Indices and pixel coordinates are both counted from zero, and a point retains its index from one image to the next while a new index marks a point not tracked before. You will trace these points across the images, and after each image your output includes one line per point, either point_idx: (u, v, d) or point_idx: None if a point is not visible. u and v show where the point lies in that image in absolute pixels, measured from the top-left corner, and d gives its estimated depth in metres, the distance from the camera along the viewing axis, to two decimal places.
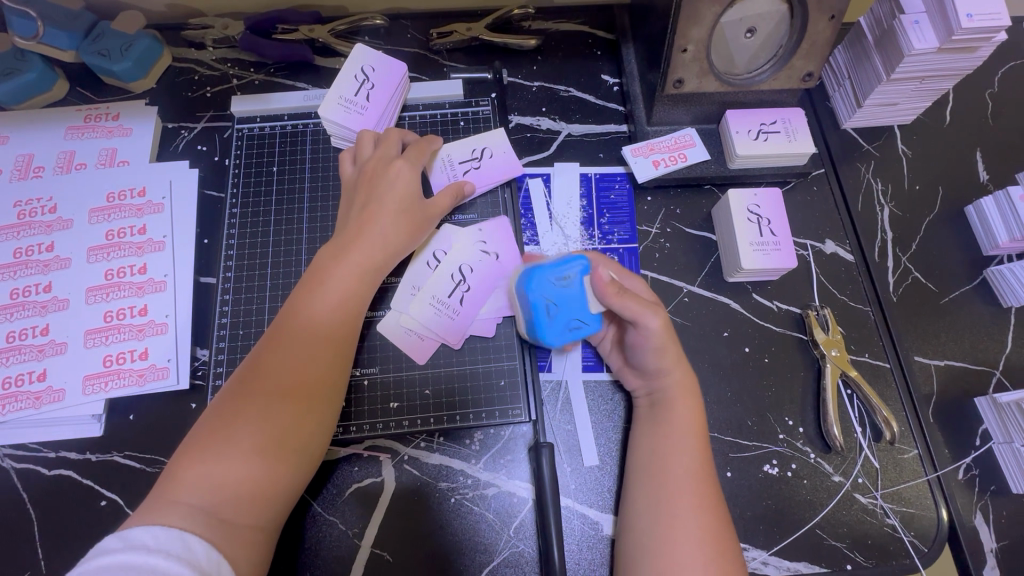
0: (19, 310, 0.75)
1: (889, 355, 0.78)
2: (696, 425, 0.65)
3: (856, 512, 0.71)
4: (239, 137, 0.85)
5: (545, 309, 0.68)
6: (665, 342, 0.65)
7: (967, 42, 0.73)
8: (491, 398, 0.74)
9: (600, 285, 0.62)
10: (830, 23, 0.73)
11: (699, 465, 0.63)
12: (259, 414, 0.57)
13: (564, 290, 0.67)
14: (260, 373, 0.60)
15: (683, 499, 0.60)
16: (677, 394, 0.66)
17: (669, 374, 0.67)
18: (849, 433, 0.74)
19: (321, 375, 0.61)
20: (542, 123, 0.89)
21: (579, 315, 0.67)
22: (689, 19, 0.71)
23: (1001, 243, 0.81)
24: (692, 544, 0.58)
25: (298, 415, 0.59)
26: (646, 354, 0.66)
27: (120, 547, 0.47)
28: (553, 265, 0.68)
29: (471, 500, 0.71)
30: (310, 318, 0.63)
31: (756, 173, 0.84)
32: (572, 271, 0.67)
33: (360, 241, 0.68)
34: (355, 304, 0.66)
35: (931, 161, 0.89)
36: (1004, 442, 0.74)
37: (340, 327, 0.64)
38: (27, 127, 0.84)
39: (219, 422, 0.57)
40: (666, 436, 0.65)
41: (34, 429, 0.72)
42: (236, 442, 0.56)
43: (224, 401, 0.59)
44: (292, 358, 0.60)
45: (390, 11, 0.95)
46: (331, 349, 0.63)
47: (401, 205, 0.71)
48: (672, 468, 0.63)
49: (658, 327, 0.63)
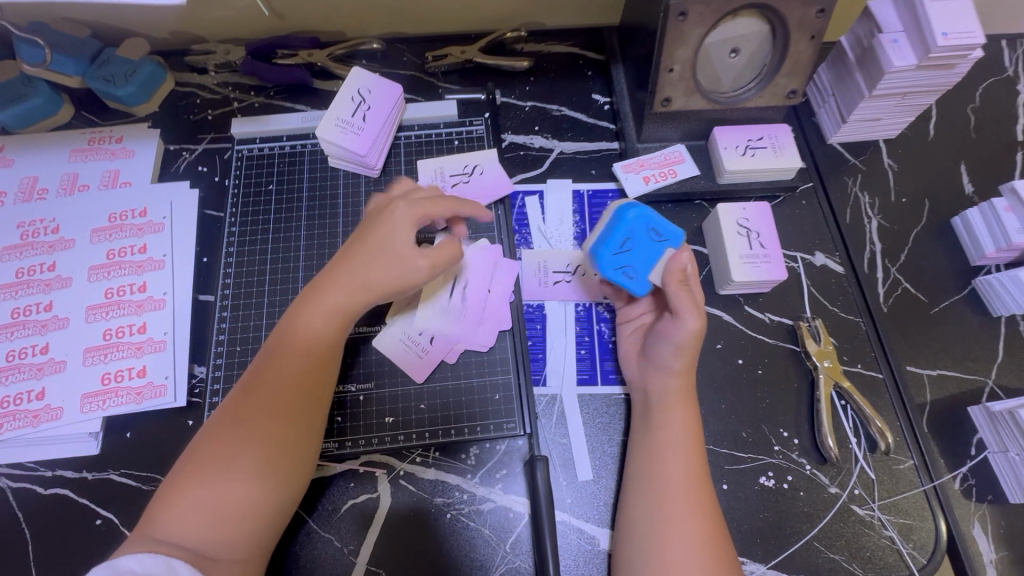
0: (20, 329, 0.76)
1: (881, 365, 0.78)
2: (689, 426, 0.66)
3: (854, 524, 0.71)
4: (239, 158, 0.87)
5: (619, 243, 0.70)
6: (689, 345, 0.67)
7: (945, 59, 0.75)
8: (486, 412, 0.74)
9: (671, 266, 0.67)
10: (810, 43, 0.75)
11: (696, 470, 0.63)
12: (239, 434, 0.59)
13: (645, 246, 0.70)
14: (246, 396, 0.61)
15: (680, 500, 0.61)
16: (681, 402, 0.67)
17: (674, 381, 0.68)
18: (844, 443, 0.74)
19: (296, 404, 0.61)
20: (535, 142, 0.92)
21: (636, 275, 0.70)
22: (674, 40, 0.74)
23: (988, 253, 0.83)
24: (690, 550, 0.58)
25: (271, 442, 0.59)
26: (664, 350, 0.69)
27: (104, 575, 0.47)
28: (659, 222, 0.70)
29: (467, 515, 0.70)
30: (284, 365, 0.63)
31: (744, 188, 0.86)
32: (663, 235, 0.70)
33: (342, 283, 0.65)
34: (335, 335, 0.65)
35: (916, 175, 0.91)
36: (999, 451, 0.73)
37: (320, 353, 0.64)
38: (33, 150, 0.86)
39: (200, 449, 0.58)
40: (661, 437, 0.66)
41: (31, 448, 0.72)
42: (212, 467, 0.57)
43: (207, 431, 0.60)
44: (267, 381, 0.62)
45: (387, 36, 0.99)
46: (309, 375, 0.63)
47: (394, 253, 0.65)
48: (669, 474, 0.63)
49: (694, 329, 0.67)
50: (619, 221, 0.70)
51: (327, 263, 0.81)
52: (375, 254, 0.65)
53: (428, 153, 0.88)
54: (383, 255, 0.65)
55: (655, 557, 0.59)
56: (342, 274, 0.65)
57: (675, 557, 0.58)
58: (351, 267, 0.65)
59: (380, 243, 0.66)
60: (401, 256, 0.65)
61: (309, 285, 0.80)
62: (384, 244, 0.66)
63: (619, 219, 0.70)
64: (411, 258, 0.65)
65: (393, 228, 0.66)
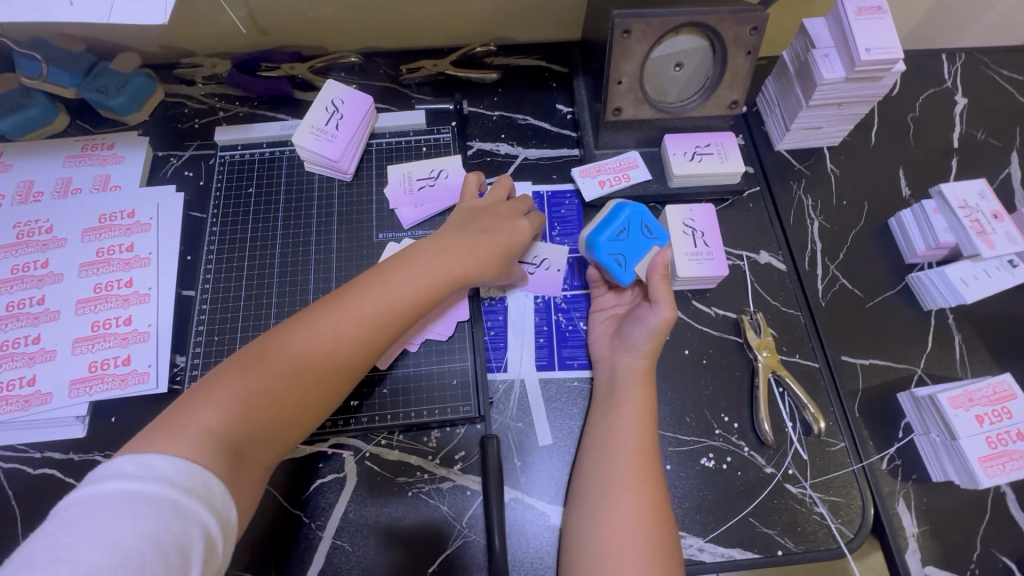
0: (14, 321, 0.82)
1: (818, 355, 0.84)
2: (646, 406, 0.72)
3: (787, 501, 0.76)
4: (221, 164, 0.93)
5: (616, 229, 0.78)
6: (661, 333, 0.72)
7: (870, 72, 0.82)
8: (445, 398, 0.79)
9: (656, 261, 0.73)
10: (747, 58, 0.82)
11: (648, 445, 0.70)
12: (298, 374, 0.62)
13: (637, 238, 0.78)
14: (324, 339, 0.64)
15: (629, 473, 0.67)
16: (642, 383, 0.73)
17: (641, 361, 0.74)
18: (780, 427, 0.80)
19: (355, 362, 0.66)
20: (500, 148, 0.98)
21: (624, 261, 0.77)
22: (621, 55, 0.80)
23: (919, 251, 0.88)
24: (636, 515, 0.65)
25: (300, 407, 0.62)
26: (637, 333, 0.74)
27: (140, 475, 0.49)
28: (653, 222, 0.79)
29: (427, 493, 0.76)
30: (359, 324, 0.66)
31: (694, 192, 0.92)
32: (653, 234, 0.79)
33: (434, 260, 0.72)
34: (412, 308, 0.69)
35: (856, 180, 0.98)
36: (923, 433, 0.78)
37: (395, 327, 0.68)
38: (30, 155, 0.92)
39: (257, 374, 0.61)
40: (621, 415, 0.72)
41: (22, 430, 0.77)
42: (265, 396, 0.60)
43: (264, 355, 0.63)
44: (344, 333, 0.65)
45: (365, 50, 1.05)
46: (375, 343, 0.67)
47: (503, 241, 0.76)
48: (623, 448, 0.69)
49: (667, 320, 0.71)
50: (626, 211, 0.78)
51: (301, 260, 0.87)
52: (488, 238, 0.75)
53: (398, 158, 0.94)
54: (502, 245, 0.76)
55: (601, 521, 0.66)
56: (448, 252, 0.73)
57: (619, 522, 0.65)
58: (459, 250, 0.73)
59: (490, 232, 0.76)
60: (506, 246, 0.76)
61: (285, 280, 0.86)
62: (495, 233, 0.76)
63: (624, 208, 0.78)
64: (508, 246, 0.76)
65: (516, 230, 0.77)
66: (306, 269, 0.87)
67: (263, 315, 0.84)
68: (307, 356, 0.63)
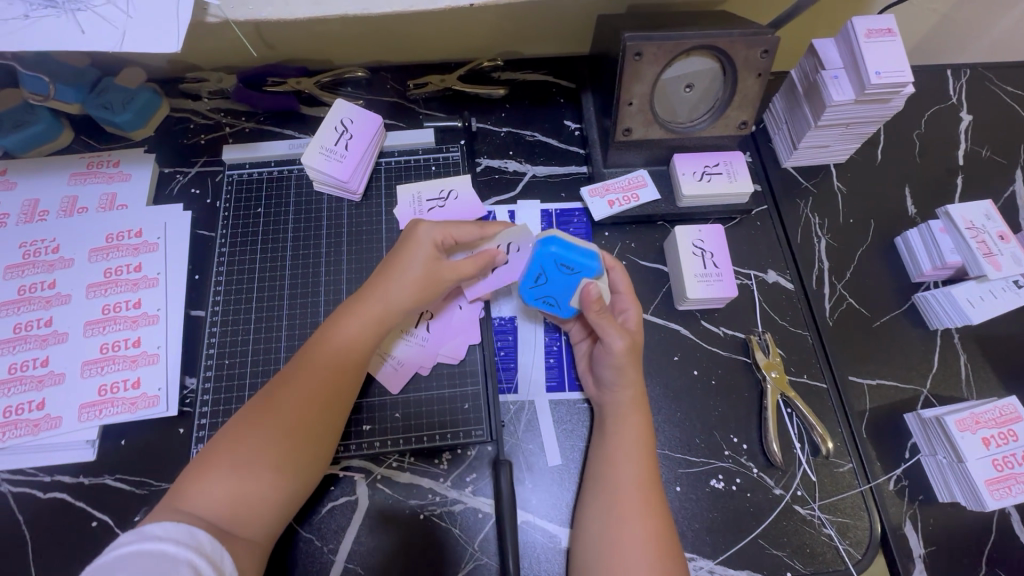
0: (21, 344, 0.81)
1: (825, 375, 0.85)
2: (641, 438, 0.72)
3: (795, 522, 0.77)
4: (229, 182, 0.93)
5: (536, 276, 0.77)
6: (624, 363, 0.72)
7: (879, 95, 0.82)
8: (456, 421, 0.80)
9: (586, 298, 0.71)
10: (757, 79, 0.82)
11: (647, 475, 0.69)
12: (273, 418, 0.65)
13: (563, 276, 0.76)
14: (293, 379, 0.68)
15: (632, 505, 0.67)
16: (633, 412, 0.73)
17: (626, 394, 0.73)
18: (788, 448, 0.80)
19: (332, 399, 0.69)
20: (509, 165, 0.98)
21: (556, 299, 0.78)
22: (632, 77, 0.80)
23: (925, 271, 0.89)
24: (641, 549, 0.64)
25: (293, 466, 0.64)
26: (605, 371, 0.74)
27: (134, 539, 0.52)
28: (569, 255, 0.75)
29: (439, 516, 0.76)
30: (322, 361, 0.70)
31: (702, 211, 0.93)
32: (576, 266, 0.75)
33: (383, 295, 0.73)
34: (367, 339, 0.72)
35: (862, 198, 0.98)
36: (930, 454, 0.79)
37: (355, 356, 0.71)
38: (35, 173, 0.91)
39: (235, 432, 0.64)
40: (615, 446, 0.72)
41: (31, 455, 0.77)
42: (246, 445, 0.63)
43: (244, 414, 0.66)
44: (310, 371, 0.69)
45: (371, 64, 1.05)
46: (341, 373, 0.70)
47: (427, 270, 0.74)
48: (620, 479, 0.69)
49: (623, 347, 0.71)
50: (535, 257, 0.76)
51: (311, 281, 0.87)
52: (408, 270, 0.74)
53: (407, 177, 0.94)
54: (434, 272, 0.75)
55: (606, 557, 0.65)
56: (383, 289, 0.74)
57: (624, 555, 0.64)
58: (383, 284, 0.74)
59: (406, 258, 0.75)
60: (436, 272, 0.75)
61: (295, 300, 0.86)
62: (415, 265, 0.74)
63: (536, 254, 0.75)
64: (444, 272, 0.75)
65: (421, 248, 0.75)
66: (316, 290, 0.86)
67: (273, 337, 0.84)
68: (294, 416, 0.65)
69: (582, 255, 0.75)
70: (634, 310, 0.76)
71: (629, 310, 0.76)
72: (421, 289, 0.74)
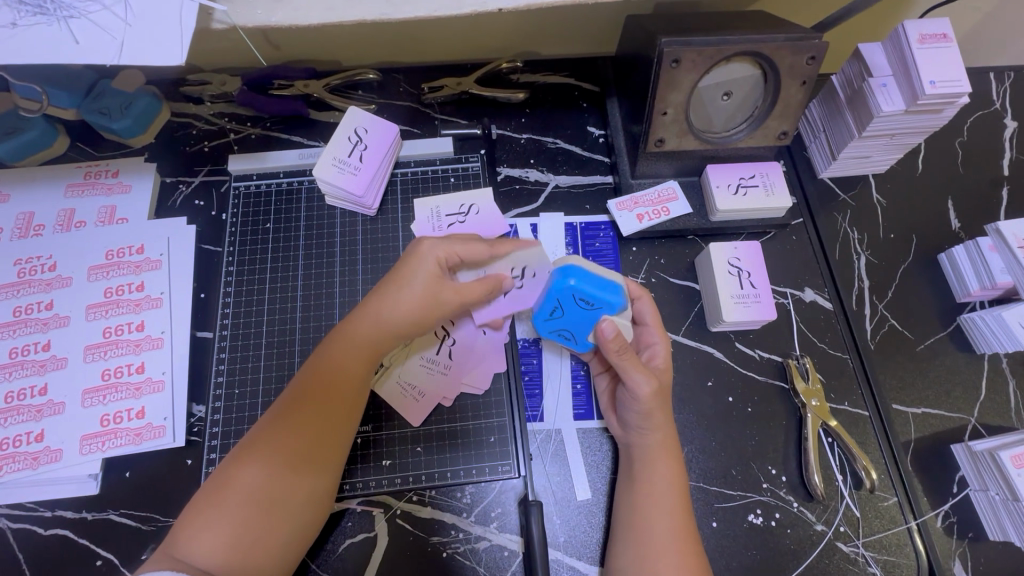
0: (18, 369, 0.77)
1: (868, 403, 0.80)
2: (676, 482, 0.67)
3: (838, 561, 0.73)
4: (235, 195, 0.87)
5: (552, 312, 0.70)
6: (651, 407, 0.67)
7: (932, 105, 0.76)
8: (480, 454, 0.76)
9: (605, 341, 0.66)
10: (801, 87, 0.77)
11: (683, 520, 0.65)
12: (268, 448, 0.62)
13: (580, 312, 0.69)
14: (286, 407, 0.64)
15: (671, 552, 0.63)
16: (664, 454, 0.68)
17: (654, 436, 0.69)
18: (830, 480, 0.76)
19: (329, 422, 0.65)
20: (530, 175, 0.93)
21: (574, 335, 0.72)
22: (668, 85, 0.75)
23: (973, 291, 0.84)
24: None
25: (288, 498, 0.61)
26: (631, 414, 0.69)
27: None
28: (589, 291, 0.67)
29: (463, 554, 0.72)
30: (317, 383, 0.65)
31: (736, 226, 0.88)
32: (599, 303, 0.67)
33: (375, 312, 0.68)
34: (361, 359, 0.67)
35: (904, 211, 0.93)
36: (979, 489, 0.75)
37: (351, 376, 0.67)
38: (29, 185, 0.86)
39: (230, 466, 0.61)
40: (649, 488, 0.67)
41: (30, 489, 0.72)
42: (240, 481, 0.60)
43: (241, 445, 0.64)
44: (305, 396, 0.65)
45: (383, 65, 0.99)
46: (338, 393, 0.66)
47: (429, 290, 0.68)
48: (656, 526, 0.65)
49: (648, 391, 0.66)
50: (550, 291, 0.68)
51: (323, 301, 0.82)
52: (407, 288, 0.68)
53: (424, 189, 0.89)
54: (438, 291, 0.69)
55: None
56: (381, 306, 0.68)
57: None
58: (382, 303, 0.68)
59: (408, 277, 0.69)
60: (437, 292, 0.69)
61: (307, 323, 0.81)
62: (417, 282, 0.68)
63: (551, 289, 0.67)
64: (448, 294, 0.69)
65: (425, 265, 0.69)
66: (330, 311, 0.81)
67: (284, 362, 0.79)
68: (284, 446, 0.62)
69: (602, 288, 0.67)
70: (661, 344, 0.72)
71: (656, 345, 0.72)
72: (421, 309, 0.68)
